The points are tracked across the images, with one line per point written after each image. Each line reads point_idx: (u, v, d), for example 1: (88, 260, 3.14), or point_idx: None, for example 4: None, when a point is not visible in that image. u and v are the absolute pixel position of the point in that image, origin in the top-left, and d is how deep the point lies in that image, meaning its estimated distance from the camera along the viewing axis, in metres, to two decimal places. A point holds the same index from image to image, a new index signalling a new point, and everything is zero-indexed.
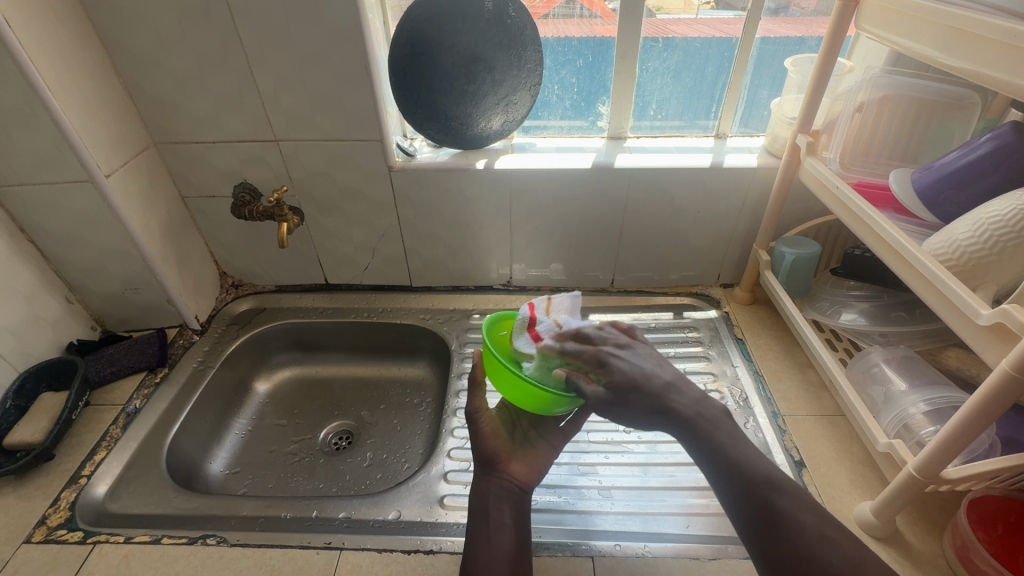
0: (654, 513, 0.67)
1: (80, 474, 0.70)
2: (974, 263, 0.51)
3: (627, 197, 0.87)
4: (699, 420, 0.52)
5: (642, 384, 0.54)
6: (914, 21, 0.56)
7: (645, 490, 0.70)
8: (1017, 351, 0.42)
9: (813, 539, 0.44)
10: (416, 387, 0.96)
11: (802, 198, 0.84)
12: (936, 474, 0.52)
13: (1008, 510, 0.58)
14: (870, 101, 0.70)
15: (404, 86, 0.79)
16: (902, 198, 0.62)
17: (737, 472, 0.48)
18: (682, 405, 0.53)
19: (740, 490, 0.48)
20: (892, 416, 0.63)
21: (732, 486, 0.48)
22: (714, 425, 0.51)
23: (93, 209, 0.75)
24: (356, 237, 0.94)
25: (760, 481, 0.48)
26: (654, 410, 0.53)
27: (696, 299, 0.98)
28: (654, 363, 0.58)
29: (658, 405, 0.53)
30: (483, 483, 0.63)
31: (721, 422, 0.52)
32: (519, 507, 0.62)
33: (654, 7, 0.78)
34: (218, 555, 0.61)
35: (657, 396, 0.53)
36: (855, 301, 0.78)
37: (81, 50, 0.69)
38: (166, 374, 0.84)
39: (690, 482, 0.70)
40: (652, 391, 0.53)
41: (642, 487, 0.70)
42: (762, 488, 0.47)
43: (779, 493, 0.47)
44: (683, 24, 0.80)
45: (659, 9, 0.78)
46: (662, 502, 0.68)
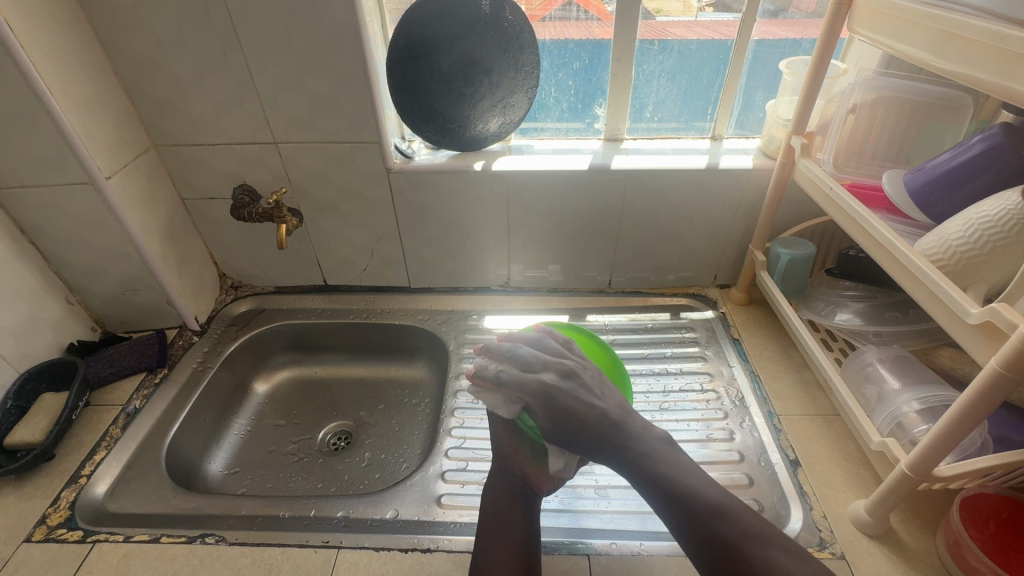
0: (652, 512, 0.67)
1: (80, 474, 0.70)
2: (965, 263, 0.52)
3: (624, 199, 0.88)
4: (640, 449, 0.57)
5: (584, 419, 0.58)
6: (904, 24, 0.57)
7: None
8: (1005, 350, 0.42)
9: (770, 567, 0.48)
10: (414, 388, 0.96)
11: (797, 199, 0.85)
12: (928, 471, 0.53)
13: (1000, 508, 0.59)
14: (862, 103, 0.70)
15: (402, 89, 0.79)
16: (895, 199, 0.63)
17: (675, 495, 0.53)
18: (622, 433, 0.58)
19: (676, 508, 0.53)
20: (885, 414, 0.63)
21: (669, 506, 0.53)
22: (651, 451, 0.57)
23: (93, 210, 0.76)
24: (355, 238, 0.94)
25: (705, 509, 0.52)
26: (601, 438, 0.57)
27: (693, 300, 0.98)
28: (598, 392, 0.60)
29: (604, 438, 0.57)
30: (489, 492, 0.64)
31: (652, 444, 0.58)
32: (529, 508, 0.62)
33: (654, 9, 0.79)
34: (216, 554, 0.62)
35: (601, 427, 0.58)
36: (850, 302, 0.78)
37: (81, 53, 0.70)
38: (166, 375, 0.85)
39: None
40: (595, 425, 0.58)
41: None
42: (711, 520, 0.51)
43: (731, 524, 0.51)
44: (682, 27, 0.81)
45: (659, 12, 0.79)
46: None
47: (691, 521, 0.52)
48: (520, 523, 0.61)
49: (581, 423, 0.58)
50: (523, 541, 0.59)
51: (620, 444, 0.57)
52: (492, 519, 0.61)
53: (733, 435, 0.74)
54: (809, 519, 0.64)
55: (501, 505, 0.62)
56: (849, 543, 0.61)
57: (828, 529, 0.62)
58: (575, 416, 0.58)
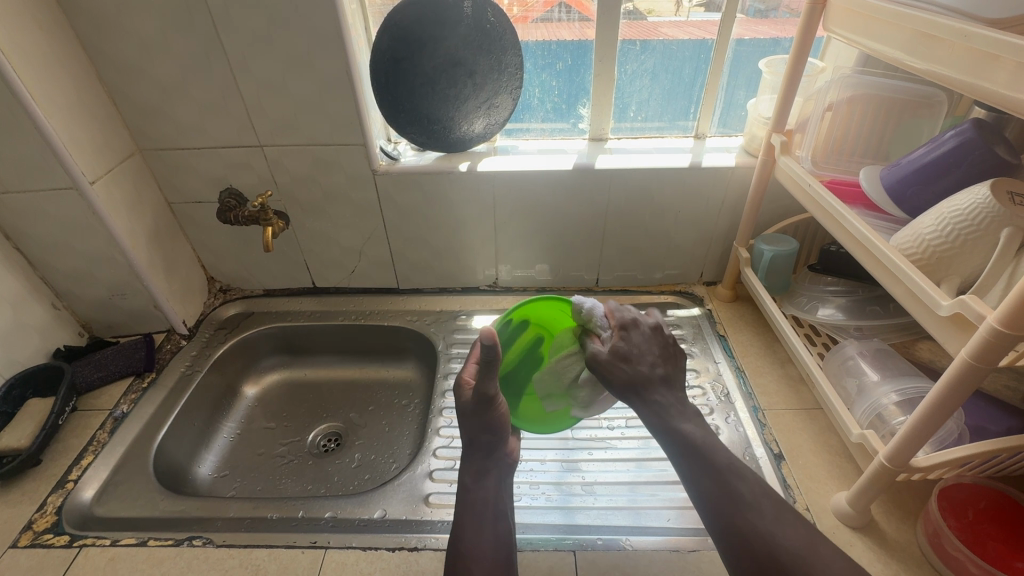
0: (643, 506, 0.68)
1: (66, 479, 0.70)
2: (938, 256, 0.53)
3: (610, 198, 0.89)
4: (671, 409, 0.56)
5: (634, 367, 0.57)
6: (877, 23, 0.58)
7: (634, 484, 0.71)
8: (974, 341, 0.43)
9: (764, 524, 0.49)
10: (404, 388, 0.96)
11: (780, 196, 0.86)
12: (905, 462, 0.54)
13: (977, 497, 0.60)
14: (839, 101, 0.71)
15: (386, 91, 0.80)
16: (872, 195, 0.64)
17: (698, 452, 0.54)
18: (660, 393, 0.57)
19: (700, 463, 0.53)
20: (865, 407, 0.64)
21: (691, 462, 0.54)
22: (682, 412, 0.57)
23: (78, 215, 0.76)
24: (343, 241, 0.95)
25: (724, 466, 0.53)
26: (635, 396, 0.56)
27: (680, 297, 0.99)
28: (658, 355, 0.60)
29: (644, 393, 0.56)
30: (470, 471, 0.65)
31: (682, 408, 0.57)
32: (500, 491, 0.64)
33: (644, 10, 0.80)
34: (203, 556, 0.62)
35: (649, 379, 0.57)
36: (833, 297, 0.79)
37: (64, 59, 0.70)
38: (154, 379, 0.85)
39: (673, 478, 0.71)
40: (642, 377, 0.56)
41: (631, 483, 0.71)
42: (730, 476, 0.52)
43: (741, 478, 0.52)
44: (674, 27, 0.82)
45: (650, 12, 0.80)
46: (650, 495, 0.69)
47: (711, 476, 0.52)
48: (498, 510, 0.61)
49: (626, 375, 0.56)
50: (502, 528, 0.60)
51: (656, 400, 0.56)
52: (473, 501, 0.61)
53: (719, 431, 0.75)
54: None
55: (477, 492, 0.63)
56: (832, 534, 0.62)
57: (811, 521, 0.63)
58: (632, 362, 0.57)
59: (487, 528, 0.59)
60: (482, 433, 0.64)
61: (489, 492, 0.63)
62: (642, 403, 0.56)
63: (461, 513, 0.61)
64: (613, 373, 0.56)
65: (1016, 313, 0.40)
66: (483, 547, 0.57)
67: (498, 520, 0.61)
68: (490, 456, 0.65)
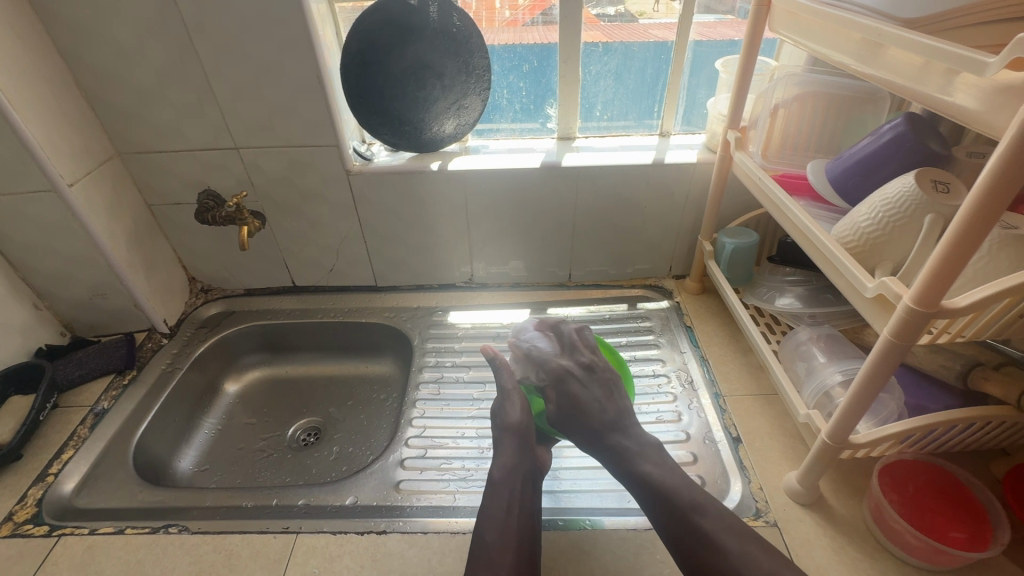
0: (630, 489, 0.70)
1: (47, 473, 0.72)
2: (870, 243, 0.56)
3: (577, 195, 0.92)
4: (630, 450, 0.63)
5: (586, 415, 0.67)
6: (813, 24, 0.61)
7: None
8: (894, 320, 0.47)
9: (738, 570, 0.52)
10: (383, 383, 0.99)
11: (740, 191, 0.89)
12: (845, 438, 0.57)
13: (918, 471, 0.63)
14: (785, 101, 0.74)
15: (357, 93, 0.83)
16: (817, 187, 0.67)
17: (658, 489, 0.59)
18: (620, 439, 0.65)
19: (659, 505, 0.58)
20: (813, 387, 0.67)
21: (652, 499, 0.59)
22: (644, 454, 0.63)
23: (58, 217, 0.78)
24: (320, 240, 0.97)
25: (684, 503, 0.57)
26: (596, 434, 0.66)
27: (649, 291, 1.02)
28: (607, 393, 0.69)
29: (602, 434, 0.65)
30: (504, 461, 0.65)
31: (646, 451, 0.64)
32: (529, 488, 0.63)
33: (636, 12, 0.84)
34: (178, 543, 0.64)
35: (607, 419, 0.66)
36: (790, 287, 0.83)
37: (41, 65, 0.72)
38: (135, 377, 0.87)
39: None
40: (597, 424, 0.66)
41: None
42: (692, 513, 0.56)
43: (702, 512, 0.56)
44: (668, 29, 0.85)
45: (643, 15, 0.84)
46: None
47: (670, 514, 0.57)
48: (526, 508, 0.61)
49: (585, 416, 0.67)
50: (527, 520, 0.60)
51: (614, 444, 0.64)
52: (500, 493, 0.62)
53: (680, 416, 0.78)
54: (746, 491, 0.67)
55: (505, 489, 0.62)
56: (782, 511, 0.65)
57: (763, 500, 0.66)
58: (594, 409, 0.67)
59: (507, 518, 0.59)
60: (512, 421, 0.67)
61: (516, 488, 0.62)
62: (601, 444, 0.65)
63: (484, 508, 0.61)
64: (579, 426, 0.67)
65: (925, 292, 0.43)
66: (506, 541, 0.57)
67: (524, 517, 0.60)
68: (518, 451, 0.65)
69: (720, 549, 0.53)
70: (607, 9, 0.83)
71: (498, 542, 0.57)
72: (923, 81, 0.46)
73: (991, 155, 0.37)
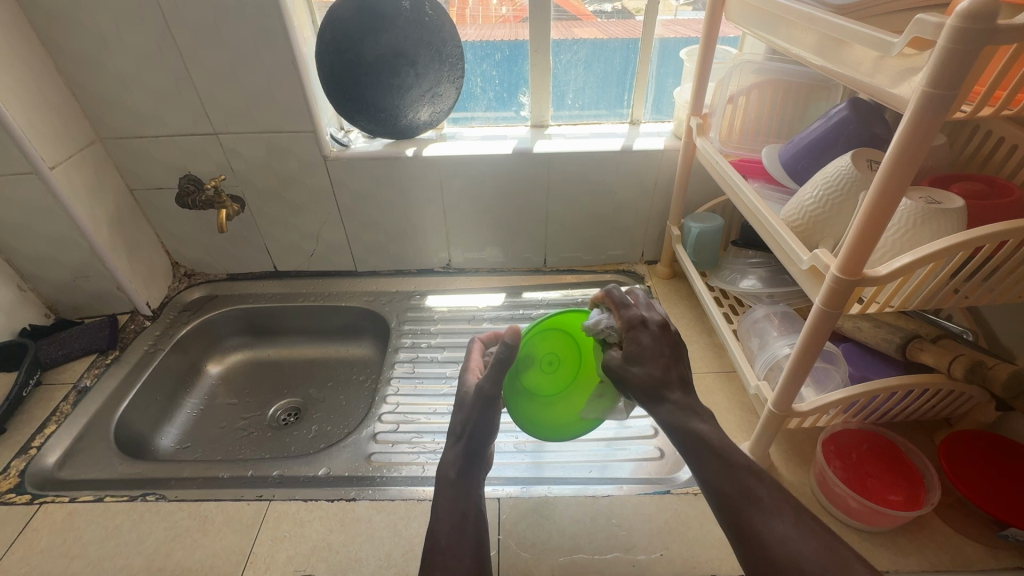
0: (610, 461, 0.72)
1: (30, 445, 0.75)
2: (812, 220, 0.59)
3: (549, 181, 0.94)
4: (690, 410, 0.54)
5: (647, 370, 0.54)
6: (760, 15, 0.64)
7: (615, 440, 0.75)
8: (824, 289, 0.50)
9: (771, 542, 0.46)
10: (362, 365, 1.02)
11: (705, 177, 0.92)
12: (788, 406, 0.60)
13: (862, 440, 0.66)
14: (739, 92, 0.77)
15: (333, 80, 0.85)
16: (769, 169, 0.70)
17: (709, 448, 0.51)
18: (676, 396, 0.54)
19: (709, 463, 0.50)
20: (764, 360, 0.70)
21: (701, 459, 0.51)
22: (698, 412, 0.54)
23: (40, 199, 0.80)
24: (300, 225, 1.00)
25: (735, 463, 0.50)
26: (653, 394, 0.53)
27: (621, 276, 1.05)
28: (672, 354, 0.56)
29: (660, 397, 0.53)
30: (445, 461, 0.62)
31: (696, 407, 0.54)
32: (479, 488, 0.61)
33: (632, 10, 0.86)
34: (156, 510, 0.67)
35: (663, 382, 0.54)
36: (753, 269, 0.86)
37: (21, 50, 0.74)
38: (117, 356, 0.89)
39: (609, 436, 0.75)
40: (658, 381, 0.54)
41: (612, 438, 0.75)
42: (742, 472, 0.49)
43: (754, 474, 0.49)
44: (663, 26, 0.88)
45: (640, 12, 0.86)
46: (611, 450, 0.73)
47: (721, 471, 0.50)
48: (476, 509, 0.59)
49: (644, 378, 0.54)
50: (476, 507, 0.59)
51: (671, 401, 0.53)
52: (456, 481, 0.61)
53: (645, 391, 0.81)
54: None
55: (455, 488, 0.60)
56: None
57: None
58: (656, 366, 0.55)
59: (459, 520, 0.57)
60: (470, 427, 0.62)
61: (470, 490, 0.60)
62: (662, 406, 0.53)
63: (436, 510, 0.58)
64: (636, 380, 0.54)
65: (848, 261, 0.46)
66: (461, 548, 0.54)
67: (476, 519, 0.58)
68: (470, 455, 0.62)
69: (765, 510, 0.47)
70: (605, 6, 0.86)
71: (451, 546, 0.54)
72: (876, 74, 0.45)
73: (896, 131, 0.40)
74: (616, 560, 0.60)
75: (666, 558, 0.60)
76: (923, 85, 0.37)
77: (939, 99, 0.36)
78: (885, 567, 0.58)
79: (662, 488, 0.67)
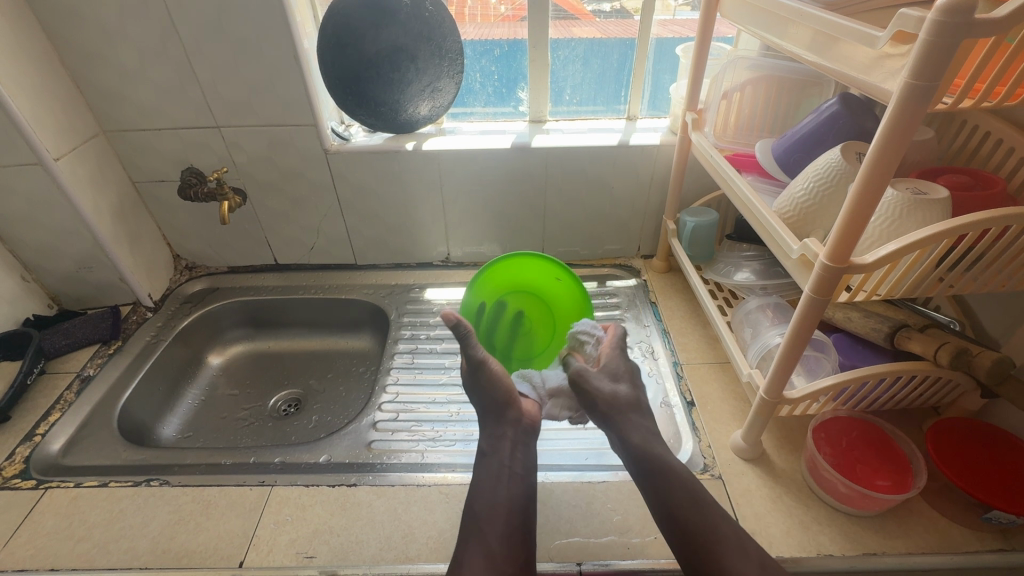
0: (608, 448, 0.73)
1: (35, 432, 0.76)
2: (804, 211, 0.61)
3: (548, 176, 0.96)
4: (646, 437, 0.62)
5: (613, 387, 0.65)
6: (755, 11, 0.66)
7: None
8: (814, 277, 0.51)
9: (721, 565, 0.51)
10: (362, 357, 1.03)
11: (701, 172, 0.94)
12: (780, 393, 0.62)
13: (851, 427, 0.68)
14: (733, 88, 0.79)
15: (334, 74, 0.86)
16: (763, 163, 0.72)
17: (672, 486, 0.57)
18: (630, 415, 0.63)
19: (669, 505, 0.56)
20: (756, 349, 0.71)
21: (663, 501, 0.57)
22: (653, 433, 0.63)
23: (44, 190, 0.81)
24: (301, 219, 1.01)
25: (697, 504, 0.56)
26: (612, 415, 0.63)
27: (618, 270, 1.06)
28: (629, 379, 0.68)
29: (619, 416, 0.63)
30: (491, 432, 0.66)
31: (651, 430, 0.63)
32: (522, 451, 0.65)
33: (632, 10, 0.88)
34: (160, 494, 0.68)
35: (625, 403, 0.64)
36: (746, 263, 0.87)
37: (26, 43, 0.75)
38: (120, 347, 0.90)
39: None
40: (619, 402, 0.64)
41: None
42: (704, 514, 0.55)
43: (718, 518, 0.54)
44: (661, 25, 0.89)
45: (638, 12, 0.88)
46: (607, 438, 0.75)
47: (683, 511, 0.55)
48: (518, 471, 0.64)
49: (606, 396, 0.63)
50: (521, 487, 0.63)
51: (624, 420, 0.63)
52: (488, 467, 0.64)
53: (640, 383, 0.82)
54: (696, 449, 0.72)
55: (492, 458, 0.65)
56: (726, 465, 0.69)
57: (711, 455, 0.71)
58: (614, 386, 0.65)
59: (496, 491, 0.62)
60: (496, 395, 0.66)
61: (505, 455, 0.65)
62: (618, 422, 0.62)
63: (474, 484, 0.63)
64: (597, 394, 0.63)
65: (836, 249, 0.48)
66: (498, 511, 0.60)
67: (515, 485, 0.63)
68: (507, 422, 0.66)
69: (727, 551, 0.52)
70: (604, 6, 0.88)
71: (489, 514, 0.59)
72: (871, 71, 0.46)
73: (880, 123, 0.41)
74: (612, 543, 0.62)
75: (660, 541, 0.62)
76: (906, 77, 0.38)
77: (920, 91, 0.38)
78: (874, 550, 0.59)
79: None
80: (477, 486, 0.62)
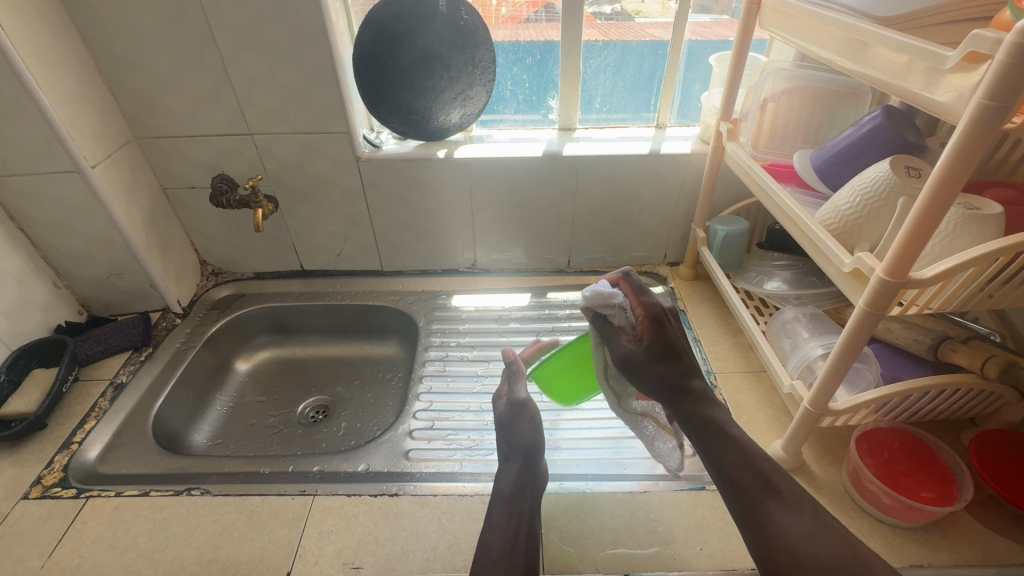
0: (624, 458, 0.73)
1: (71, 441, 0.76)
2: (849, 224, 0.61)
3: (577, 184, 0.96)
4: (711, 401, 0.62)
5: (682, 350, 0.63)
6: (794, 21, 0.65)
7: (621, 438, 0.76)
8: (868, 290, 0.51)
9: (787, 540, 0.50)
10: (389, 363, 1.03)
11: (731, 180, 0.94)
12: (824, 406, 0.62)
13: (891, 438, 0.68)
14: (773, 96, 0.79)
15: (368, 82, 0.86)
16: (803, 175, 0.72)
17: (733, 443, 0.57)
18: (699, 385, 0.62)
19: (725, 455, 0.57)
20: (797, 359, 0.72)
21: (723, 450, 0.57)
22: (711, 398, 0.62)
23: (80, 198, 0.81)
24: (329, 225, 1.01)
25: (756, 460, 0.56)
26: (681, 380, 0.61)
27: (644, 277, 1.07)
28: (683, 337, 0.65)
29: (690, 382, 0.62)
30: (502, 471, 0.66)
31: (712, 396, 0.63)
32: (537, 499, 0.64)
33: (631, 11, 0.89)
34: (202, 504, 0.68)
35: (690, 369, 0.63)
36: (778, 271, 0.88)
37: (65, 51, 0.75)
38: (151, 353, 0.90)
39: (615, 434, 0.77)
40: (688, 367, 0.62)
41: (619, 437, 0.76)
42: (761, 469, 0.55)
43: (779, 477, 0.55)
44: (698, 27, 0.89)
45: (637, 14, 0.89)
46: (631, 448, 0.74)
47: (741, 464, 0.56)
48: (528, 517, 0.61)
49: (676, 358, 0.62)
50: (525, 533, 0.60)
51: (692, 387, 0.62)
52: (494, 506, 0.62)
53: None
54: None
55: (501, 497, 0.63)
56: None
57: None
58: (681, 346, 0.63)
59: (500, 533, 0.59)
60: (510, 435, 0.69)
61: (513, 495, 0.63)
62: (693, 396, 0.61)
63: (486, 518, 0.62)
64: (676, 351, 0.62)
65: (894, 264, 0.48)
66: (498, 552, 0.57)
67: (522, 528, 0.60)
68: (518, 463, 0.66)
69: (784, 508, 0.52)
70: (603, 8, 0.88)
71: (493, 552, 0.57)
72: (905, 77, 0.48)
73: (948, 140, 0.42)
74: (657, 554, 0.62)
75: (705, 553, 0.62)
76: (979, 97, 0.39)
77: (994, 111, 0.38)
78: (920, 562, 0.59)
79: (696, 484, 0.69)
80: (489, 521, 0.61)
